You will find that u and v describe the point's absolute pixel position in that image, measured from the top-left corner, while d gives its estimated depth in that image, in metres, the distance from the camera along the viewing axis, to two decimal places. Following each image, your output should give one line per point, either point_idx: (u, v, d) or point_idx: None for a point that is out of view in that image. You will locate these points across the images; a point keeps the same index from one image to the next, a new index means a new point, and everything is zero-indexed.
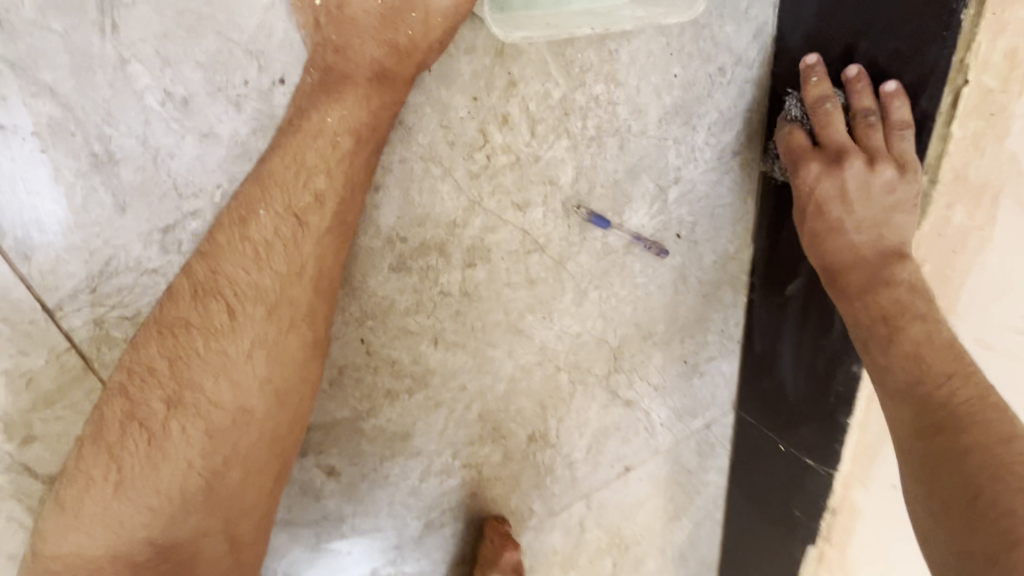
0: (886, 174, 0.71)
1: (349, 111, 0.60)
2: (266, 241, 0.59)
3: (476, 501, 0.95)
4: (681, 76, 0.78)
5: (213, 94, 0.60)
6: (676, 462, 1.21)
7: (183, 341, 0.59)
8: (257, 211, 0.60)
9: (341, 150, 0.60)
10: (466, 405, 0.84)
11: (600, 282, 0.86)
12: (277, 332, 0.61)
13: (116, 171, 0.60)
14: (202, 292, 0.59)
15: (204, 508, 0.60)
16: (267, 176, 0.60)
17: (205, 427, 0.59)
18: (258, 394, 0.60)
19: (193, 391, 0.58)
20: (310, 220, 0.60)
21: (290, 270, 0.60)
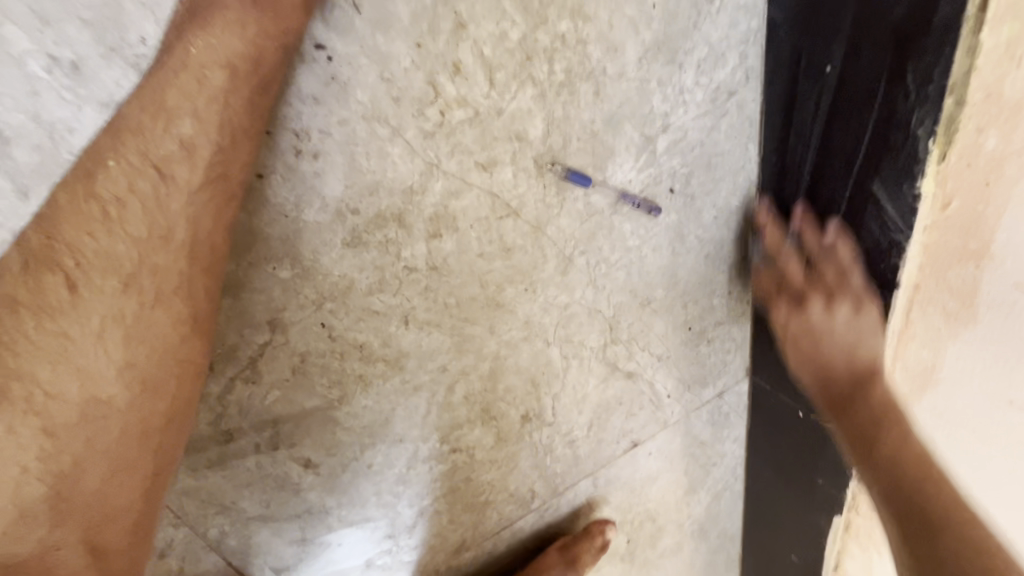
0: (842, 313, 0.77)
1: (224, 40, 0.52)
2: (116, 199, 0.52)
3: (471, 484, 0.91)
4: (662, 6, 0.69)
5: (105, 56, 0.51)
6: (686, 433, 1.16)
7: (9, 321, 0.50)
8: (104, 160, 0.51)
9: (211, 85, 0.52)
10: (448, 387, 0.79)
11: (586, 247, 0.79)
12: (136, 308, 0.55)
13: (8, 152, 0.51)
14: (36, 262, 0.51)
15: (57, 518, 0.55)
16: (122, 121, 0.52)
17: (45, 423, 0.52)
18: (116, 382, 0.55)
19: (23, 379, 0.51)
20: (176, 171, 0.53)
21: (148, 233, 0.54)
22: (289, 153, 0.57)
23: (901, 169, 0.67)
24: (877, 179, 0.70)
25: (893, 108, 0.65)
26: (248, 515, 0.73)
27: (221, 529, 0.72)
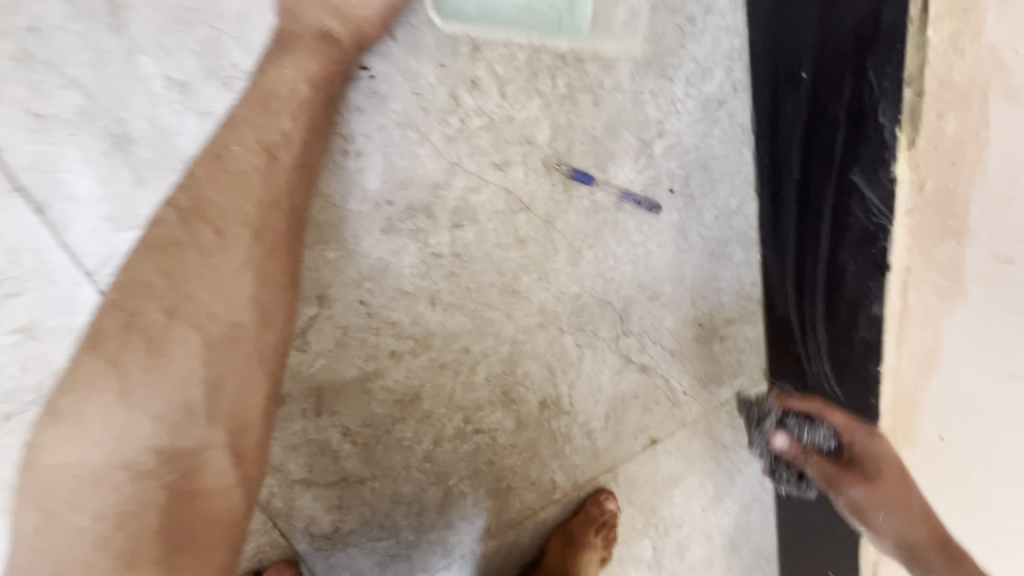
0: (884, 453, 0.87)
1: (306, 63, 0.64)
2: (242, 170, 0.63)
3: (495, 468, 0.97)
4: (649, 30, 0.82)
5: (206, 77, 0.64)
6: (707, 435, 1.18)
7: (176, 257, 0.61)
8: (230, 146, 0.63)
9: (298, 97, 0.65)
10: (470, 367, 0.87)
11: (593, 241, 0.88)
12: (262, 251, 0.63)
13: (133, 150, 0.62)
14: (189, 215, 0.62)
15: (207, 422, 0.62)
16: (239, 118, 0.64)
17: (204, 339, 0.61)
18: (248, 312, 0.63)
19: (189, 302, 0.61)
20: (280, 155, 0.64)
21: (268, 196, 0.64)
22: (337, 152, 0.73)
23: (873, 157, 0.76)
24: (856, 168, 0.78)
25: (860, 101, 0.75)
26: (293, 478, 0.83)
27: (269, 490, 0.82)
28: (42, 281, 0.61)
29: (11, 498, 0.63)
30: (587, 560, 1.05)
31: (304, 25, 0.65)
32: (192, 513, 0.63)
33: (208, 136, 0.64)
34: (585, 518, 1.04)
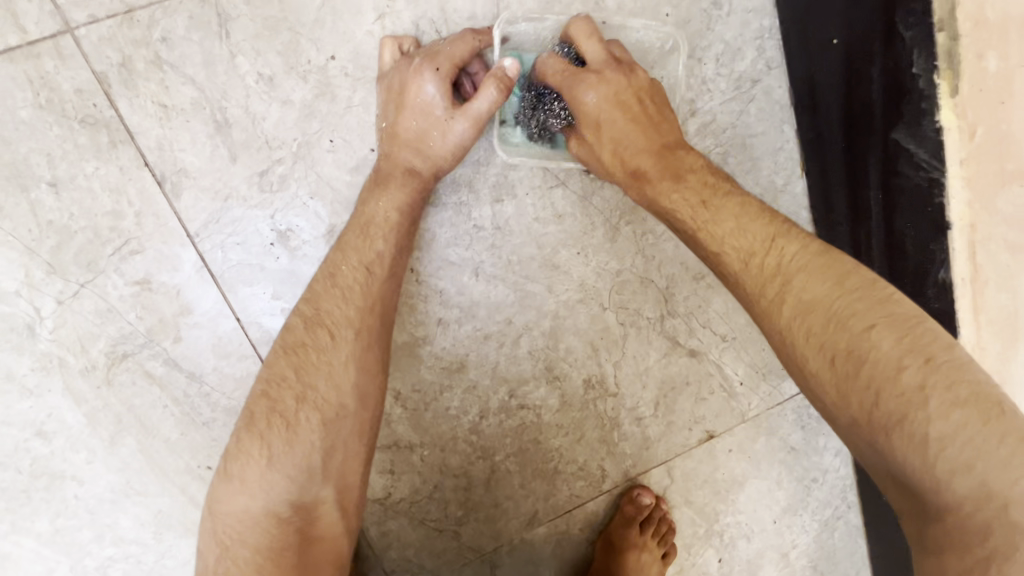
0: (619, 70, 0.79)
1: (396, 195, 0.75)
2: (348, 285, 0.73)
3: (541, 447, 0.98)
4: (675, 14, 0.86)
5: (287, 72, 0.75)
6: (770, 433, 1.11)
7: (302, 357, 0.69)
8: (340, 266, 0.73)
9: (393, 222, 0.75)
10: (513, 339, 0.92)
11: (631, 217, 0.92)
12: (364, 347, 0.71)
13: (230, 132, 0.75)
14: (310, 322, 0.71)
15: (325, 477, 0.67)
16: (347, 242, 0.74)
17: (321, 417, 0.67)
18: (353, 395, 0.69)
19: (313, 390, 0.68)
20: (377, 271, 0.74)
21: (367, 302, 0.73)
22: None
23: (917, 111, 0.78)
24: (901, 125, 0.79)
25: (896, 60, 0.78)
26: None
27: None
28: (157, 239, 0.76)
29: (144, 419, 0.79)
30: (640, 564, 1.00)
31: (396, 165, 0.75)
32: (310, 563, 0.66)
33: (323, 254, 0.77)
34: (622, 518, 1.02)
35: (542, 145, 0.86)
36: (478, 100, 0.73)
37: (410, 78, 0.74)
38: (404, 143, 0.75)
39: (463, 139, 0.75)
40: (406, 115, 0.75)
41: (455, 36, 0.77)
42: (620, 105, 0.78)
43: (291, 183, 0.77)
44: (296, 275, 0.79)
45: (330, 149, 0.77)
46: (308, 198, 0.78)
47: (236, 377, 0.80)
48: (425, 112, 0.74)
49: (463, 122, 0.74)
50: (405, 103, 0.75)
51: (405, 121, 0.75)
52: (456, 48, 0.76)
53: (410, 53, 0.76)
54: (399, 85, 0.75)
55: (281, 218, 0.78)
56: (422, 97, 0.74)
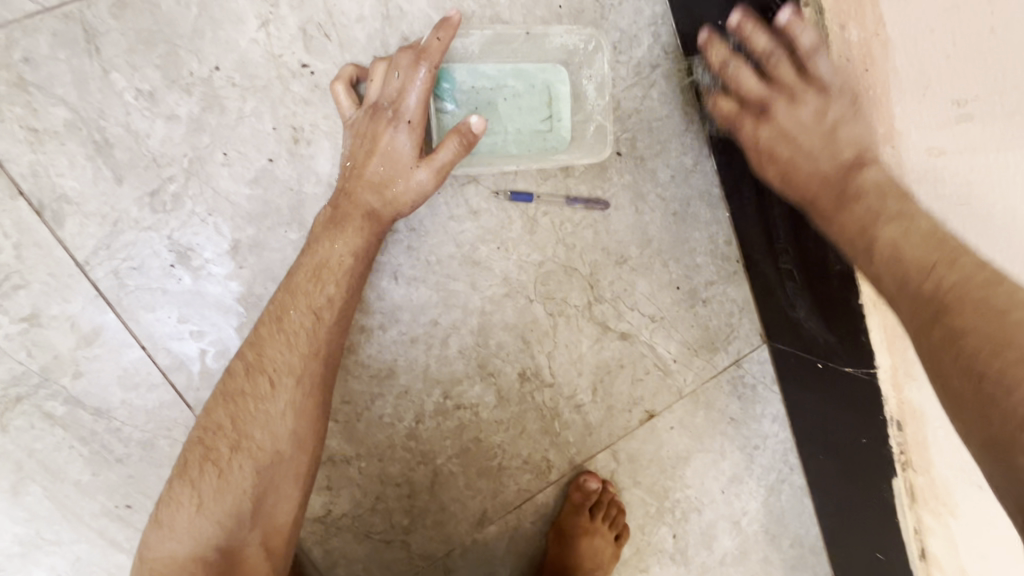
0: (808, 105, 0.80)
1: (351, 239, 0.73)
2: (295, 331, 0.71)
3: (482, 445, 0.98)
4: (567, 6, 0.92)
5: (169, 86, 0.72)
6: (709, 406, 1.14)
7: (238, 405, 0.69)
8: (289, 312, 0.71)
9: (344, 267, 0.73)
10: (442, 340, 0.91)
11: (547, 208, 0.94)
12: (303, 397, 0.70)
13: (112, 153, 0.72)
14: (252, 370, 0.70)
15: (253, 523, 0.67)
16: (296, 284, 0.72)
17: (254, 464, 0.68)
18: (290, 442, 0.69)
19: (249, 438, 0.68)
20: (324, 317, 0.72)
21: (311, 349, 0.71)
22: (292, 144, 0.77)
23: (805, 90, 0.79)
24: None
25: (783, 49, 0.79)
26: None
27: None
28: (44, 272, 0.72)
29: (50, 463, 0.76)
30: (594, 550, 1.02)
31: (355, 204, 0.74)
32: None
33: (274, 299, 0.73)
34: (573, 509, 1.02)
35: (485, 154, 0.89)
36: (440, 151, 0.72)
37: (377, 123, 0.74)
38: (370, 186, 0.74)
39: (423, 189, 0.74)
40: (374, 159, 0.74)
41: (409, 73, 0.73)
42: (809, 128, 0.81)
43: (186, 200, 0.74)
44: (201, 295, 0.77)
45: (224, 162, 0.75)
46: (206, 214, 0.75)
47: (147, 409, 0.77)
48: (392, 158, 0.74)
49: (426, 172, 0.74)
50: (375, 148, 0.74)
51: (371, 165, 0.74)
52: (414, 87, 0.73)
53: (373, 97, 0.74)
54: (367, 128, 0.74)
55: (179, 237, 0.75)
56: (391, 141, 0.73)
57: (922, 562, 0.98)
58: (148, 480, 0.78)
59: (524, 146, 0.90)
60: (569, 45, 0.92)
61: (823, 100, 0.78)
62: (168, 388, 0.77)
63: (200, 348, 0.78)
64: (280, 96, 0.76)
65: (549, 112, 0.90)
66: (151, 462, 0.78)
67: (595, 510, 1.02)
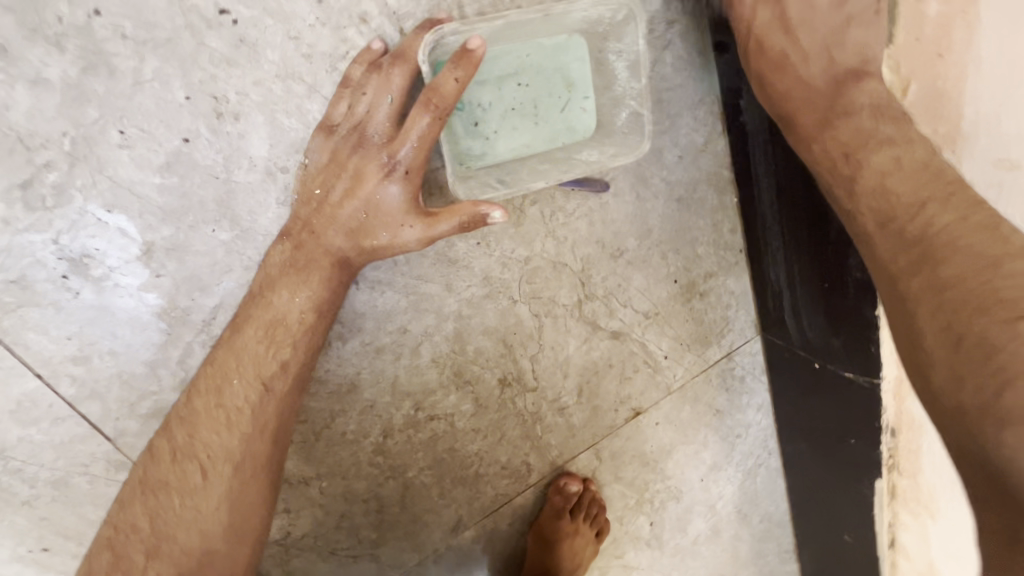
0: (823, 0, 0.65)
1: (317, 291, 0.61)
2: (237, 407, 0.60)
3: (457, 456, 0.89)
4: None
5: (28, 37, 0.53)
6: (696, 400, 1.09)
7: (158, 501, 0.59)
8: (231, 379, 0.60)
9: (306, 325, 0.61)
10: (413, 349, 0.79)
11: (536, 195, 0.79)
12: (240, 485, 0.60)
13: None
14: (180, 455, 0.60)
15: None
16: (239, 346, 0.60)
17: (174, 571, 0.58)
18: (223, 538, 0.59)
19: (169, 541, 0.58)
20: (275, 388, 0.60)
21: (255, 426, 0.60)
22: (214, 119, 0.59)
23: None
24: None
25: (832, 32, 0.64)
26: None
27: None
28: None
29: None
30: (575, 548, 0.98)
31: (323, 248, 0.61)
32: None
33: (217, 359, 0.61)
34: (552, 510, 0.97)
35: (510, 164, 0.70)
36: (440, 225, 0.59)
37: (364, 158, 0.59)
38: (340, 228, 0.60)
39: (407, 248, 0.61)
40: (352, 203, 0.60)
41: (412, 116, 0.57)
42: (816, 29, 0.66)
43: (73, 194, 0.57)
44: (109, 311, 0.62)
45: (121, 143, 0.57)
46: (103, 212, 0.58)
47: (55, 443, 0.64)
48: (374, 209, 0.60)
49: (418, 232, 0.60)
50: (355, 188, 0.59)
51: (346, 208, 0.60)
52: (416, 131, 0.57)
53: (361, 116, 0.59)
54: (349, 161, 0.60)
55: (70, 242, 0.58)
56: (374, 192, 0.59)
57: (890, 550, 1.07)
58: (65, 520, 0.67)
59: (542, 142, 0.69)
60: (597, 16, 0.66)
61: None
62: (79, 420, 0.64)
63: (115, 373, 0.64)
64: (192, 54, 0.57)
65: (573, 95, 0.68)
66: (67, 502, 0.67)
67: (583, 508, 0.98)
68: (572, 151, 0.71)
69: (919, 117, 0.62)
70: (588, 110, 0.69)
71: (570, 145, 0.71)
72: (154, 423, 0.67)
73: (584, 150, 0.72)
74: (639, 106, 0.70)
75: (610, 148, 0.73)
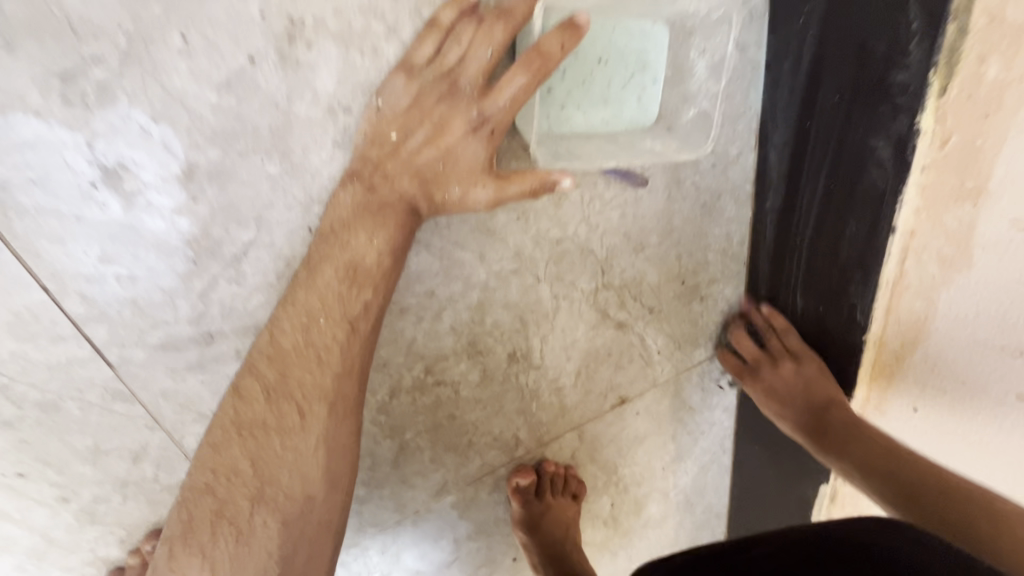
0: (789, 333, 0.95)
1: (393, 234, 0.59)
2: (325, 345, 0.59)
3: (455, 424, 0.90)
4: None
5: None
6: (675, 396, 1.14)
7: (260, 443, 0.58)
8: (317, 318, 0.59)
9: (382, 269, 0.60)
10: (435, 313, 0.79)
11: (580, 178, 0.80)
12: (335, 424, 0.59)
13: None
14: (274, 394, 0.59)
15: None
16: (321, 284, 0.59)
17: (279, 516, 0.57)
18: (322, 483, 0.59)
19: (273, 485, 0.58)
20: (361, 328, 0.60)
21: (343, 366, 0.60)
22: (285, 42, 0.55)
23: (877, 123, 0.71)
24: (881, 137, 0.71)
25: (884, 75, 0.68)
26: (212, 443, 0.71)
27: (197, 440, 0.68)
28: None
29: None
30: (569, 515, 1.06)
31: (397, 194, 0.59)
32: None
33: (284, 300, 0.60)
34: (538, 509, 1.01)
35: (574, 138, 0.72)
36: (510, 186, 0.59)
37: (450, 108, 0.57)
38: (414, 174, 0.59)
39: (473, 208, 0.61)
40: (432, 150, 0.58)
41: (509, 73, 0.56)
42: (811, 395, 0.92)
43: (117, 96, 0.52)
44: (134, 231, 0.57)
45: (180, 50, 0.52)
46: (147, 122, 0.53)
47: (51, 364, 0.60)
48: (453, 162, 0.59)
49: (488, 193, 0.60)
50: (439, 135, 0.58)
51: (423, 154, 0.58)
52: (510, 90, 0.56)
53: (453, 66, 0.57)
54: (433, 108, 0.57)
55: (105, 149, 0.53)
56: (457, 145, 0.58)
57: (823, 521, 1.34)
58: (48, 444, 0.63)
59: (595, 122, 0.72)
60: (694, 10, 0.70)
61: (798, 364, 0.93)
62: (81, 341, 0.60)
63: (130, 298, 0.59)
64: None
65: (645, 82, 0.72)
66: (56, 425, 0.63)
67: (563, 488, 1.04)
68: (632, 137, 0.75)
69: (962, 170, 0.67)
70: (653, 100, 0.73)
71: (630, 131, 0.74)
72: (162, 355, 0.63)
73: (643, 141, 0.75)
74: (710, 106, 0.75)
75: (673, 144, 0.77)
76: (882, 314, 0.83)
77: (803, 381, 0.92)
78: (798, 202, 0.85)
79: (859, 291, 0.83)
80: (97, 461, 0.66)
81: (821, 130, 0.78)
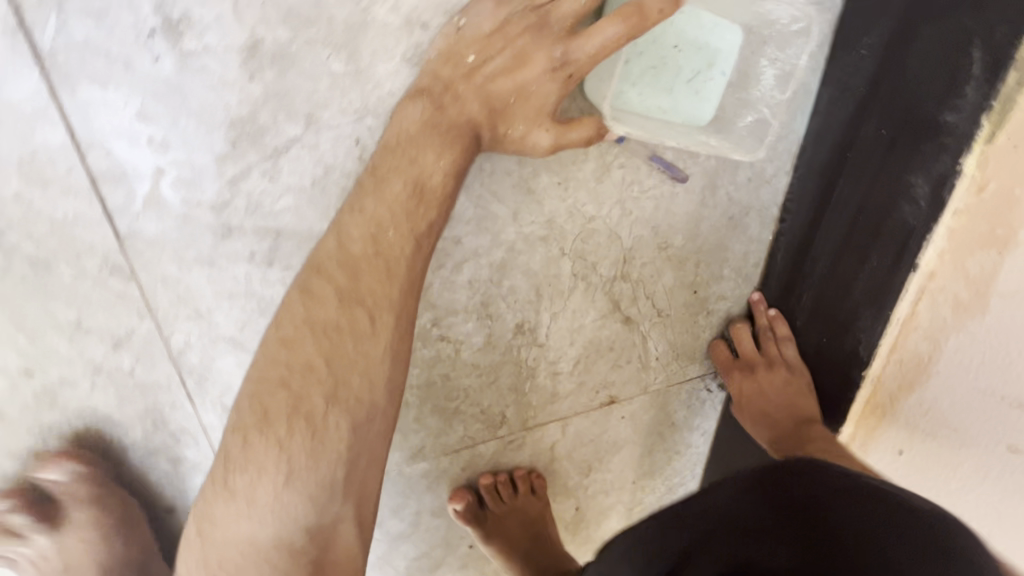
0: (789, 345, 0.97)
1: (459, 159, 0.59)
2: (391, 259, 0.57)
3: (446, 384, 0.88)
4: None
5: None
6: (661, 409, 1.08)
7: (333, 340, 0.55)
8: (384, 231, 0.57)
9: (446, 191, 0.60)
10: (456, 262, 0.78)
11: (625, 160, 0.81)
12: (394, 338, 0.57)
13: None
14: (346, 297, 0.56)
15: (343, 495, 0.54)
16: (388, 193, 0.57)
17: (351, 421, 0.54)
18: (386, 394, 0.56)
19: (344, 385, 0.54)
20: (425, 247, 0.59)
21: (411, 280, 0.58)
22: None
23: (920, 159, 0.73)
24: (922, 174, 0.74)
25: (937, 112, 0.71)
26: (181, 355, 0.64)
27: (184, 340, 0.63)
28: None
29: None
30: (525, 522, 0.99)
31: (466, 120, 0.59)
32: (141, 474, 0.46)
33: (349, 203, 0.58)
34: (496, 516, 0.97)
35: (633, 115, 0.72)
36: (575, 131, 0.61)
37: (533, 42, 0.58)
38: (484, 102, 0.59)
39: (533, 150, 0.62)
40: (509, 81, 0.59)
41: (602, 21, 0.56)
42: (793, 405, 0.93)
43: None
44: (181, 93, 0.55)
45: None
46: None
47: (53, 218, 0.56)
48: (525, 98, 0.60)
49: (551, 135, 0.61)
50: (518, 72, 0.59)
51: (498, 84, 0.59)
52: (600, 39, 0.57)
53: (543, 3, 0.57)
54: (517, 39, 0.58)
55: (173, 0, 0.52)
56: (534, 82, 0.59)
57: None
58: (27, 306, 0.59)
59: (649, 104, 0.72)
60: (775, 18, 0.72)
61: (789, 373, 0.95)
62: (93, 200, 0.56)
63: (156, 166, 0.56)
64: None
65: (708, 77, 0.73)
66: (40, 287, 0.58)
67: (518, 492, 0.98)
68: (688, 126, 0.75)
69: (999, 211, 0.68)
70: (711, 97, 0.74)
71: (684, 119, 0.74)
72: (173, 237, 0.59)
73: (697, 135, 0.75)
74: (769, 115, 0.77)
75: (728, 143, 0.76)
76: (887, 348, 0.84)
77: (791, 389, 0.94)
78: (822, 228, 0.86)
79: (869, 326, 0.84)
80: (73, 339, 0.61)
81: (863, 163, 0.79)
